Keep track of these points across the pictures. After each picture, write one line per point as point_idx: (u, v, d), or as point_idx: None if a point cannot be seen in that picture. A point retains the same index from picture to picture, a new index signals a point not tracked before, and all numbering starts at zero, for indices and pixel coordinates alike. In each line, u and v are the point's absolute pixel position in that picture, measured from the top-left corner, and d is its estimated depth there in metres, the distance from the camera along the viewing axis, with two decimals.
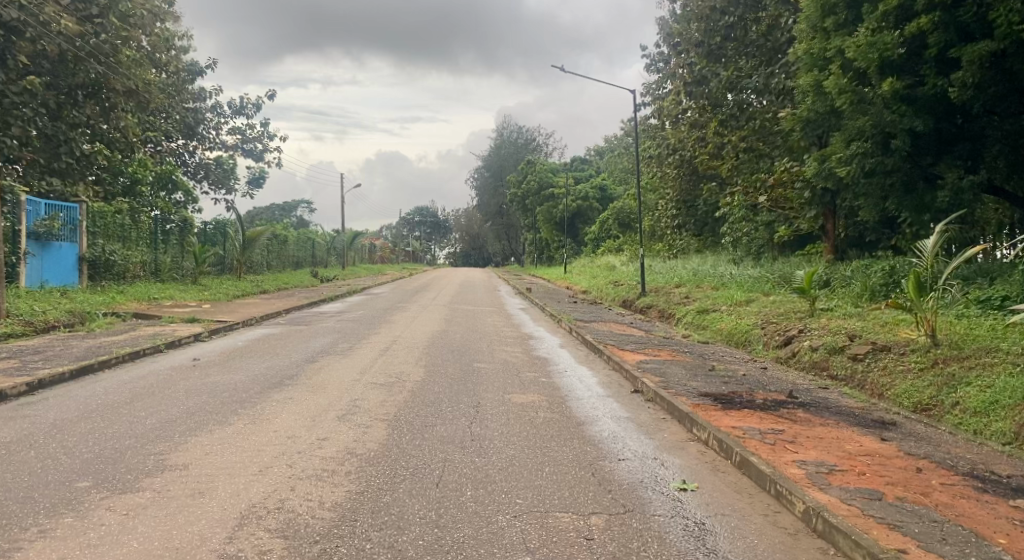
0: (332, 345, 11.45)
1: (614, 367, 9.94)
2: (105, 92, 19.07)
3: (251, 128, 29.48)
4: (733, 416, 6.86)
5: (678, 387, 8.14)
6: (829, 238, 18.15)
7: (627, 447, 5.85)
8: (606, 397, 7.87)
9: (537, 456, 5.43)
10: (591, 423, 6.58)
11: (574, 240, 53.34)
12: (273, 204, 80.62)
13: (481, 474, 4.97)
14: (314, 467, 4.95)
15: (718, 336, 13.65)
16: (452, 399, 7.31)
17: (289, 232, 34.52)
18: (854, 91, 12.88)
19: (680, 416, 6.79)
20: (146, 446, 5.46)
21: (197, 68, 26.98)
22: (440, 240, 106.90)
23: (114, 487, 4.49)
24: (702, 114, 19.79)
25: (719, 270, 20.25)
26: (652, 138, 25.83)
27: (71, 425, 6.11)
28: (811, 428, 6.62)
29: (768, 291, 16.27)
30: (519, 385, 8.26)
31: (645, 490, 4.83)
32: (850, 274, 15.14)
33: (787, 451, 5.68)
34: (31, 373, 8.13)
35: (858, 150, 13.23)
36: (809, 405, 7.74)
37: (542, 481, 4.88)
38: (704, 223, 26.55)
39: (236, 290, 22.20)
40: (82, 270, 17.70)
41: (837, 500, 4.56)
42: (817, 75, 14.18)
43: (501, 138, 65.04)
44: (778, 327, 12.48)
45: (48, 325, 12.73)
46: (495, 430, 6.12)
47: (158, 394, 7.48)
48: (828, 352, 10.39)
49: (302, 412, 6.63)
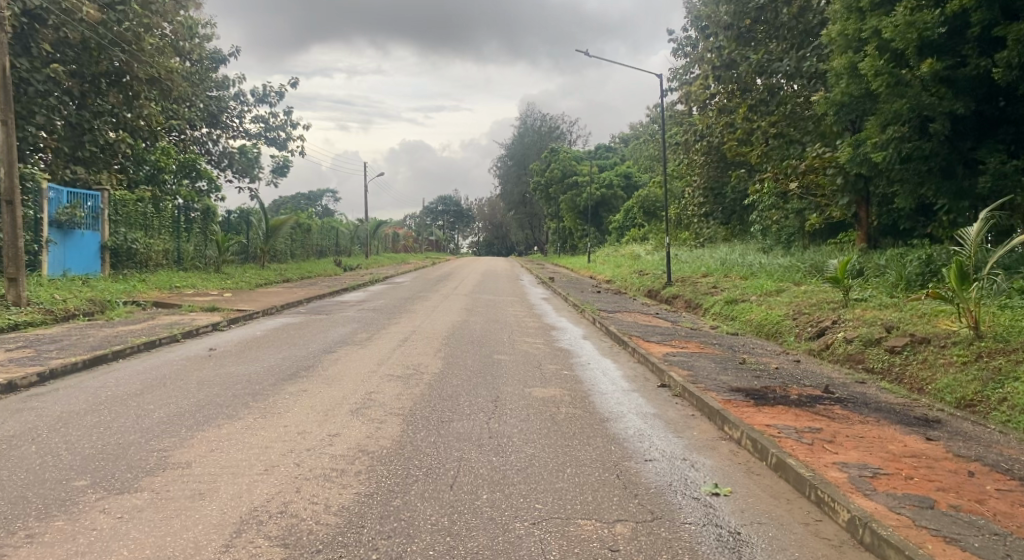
0: (351, 335, 11.23)
1: (639, 359, 9.59)
2: (128, 80, 18.89)
3: (274, 116, 29.41)
4: (766, 413, 6.49)
5: (707, 381, 7.78)
6: (863, 226, 17.63)
7: (654, 447, 5.51)
8: (631, 392, 7.54)
9: (558, 456, 5.12)
10: (615, 421, 6.24)
11: (598, 228, 52.89)
12: (297, 194, 81.19)
13: (499, 475, 4.68)
14: (321, 467, 4.68)
15: (748, 327, 13.24)
16: (471, 392, 7.05)
17: (313, 221, 34.50)
18: (891, 74, 12.14)
19: (710, 413, 6.45)
20: (150, 442, 5.23)
21: (221, 57, 27.00)
22: (464, 229, 107.00)
23: (111, 487, 4.26)
24: (731, 99, 19.20)
25: (748, 259, 19.76)
26: (678, 124, 25.33)
27: (76, 419, 5.90)
28: (850, 426, 6.23)
29: (800, 281, 15.77)
30: (540, 379, 7.95)
31: (674, 494, 4.50)
32: (885, 264, 14.62)
33: (826, 453, 5.29)
34: (43, 363, 7.97)
35: (895, 134, 12.63)
36: (847, 401, 7.35)
37: (563, 483, 4.57)
38: (732, 212, 26.03)
39: (259, 279, 22.14)
40: (104, 259, 17.64)
41: (884, 508, 4.19)
42: (851, 57, 13.60)
43: (525, 125, 64.56)
44: (811, 318, 12.04)
45: (68, 313, 12.66)
46: (515, 427, 5.82)
47: (170, 385, 7.28)
48: (862, 345, 9.98)
49: (315, 406, 6.38)
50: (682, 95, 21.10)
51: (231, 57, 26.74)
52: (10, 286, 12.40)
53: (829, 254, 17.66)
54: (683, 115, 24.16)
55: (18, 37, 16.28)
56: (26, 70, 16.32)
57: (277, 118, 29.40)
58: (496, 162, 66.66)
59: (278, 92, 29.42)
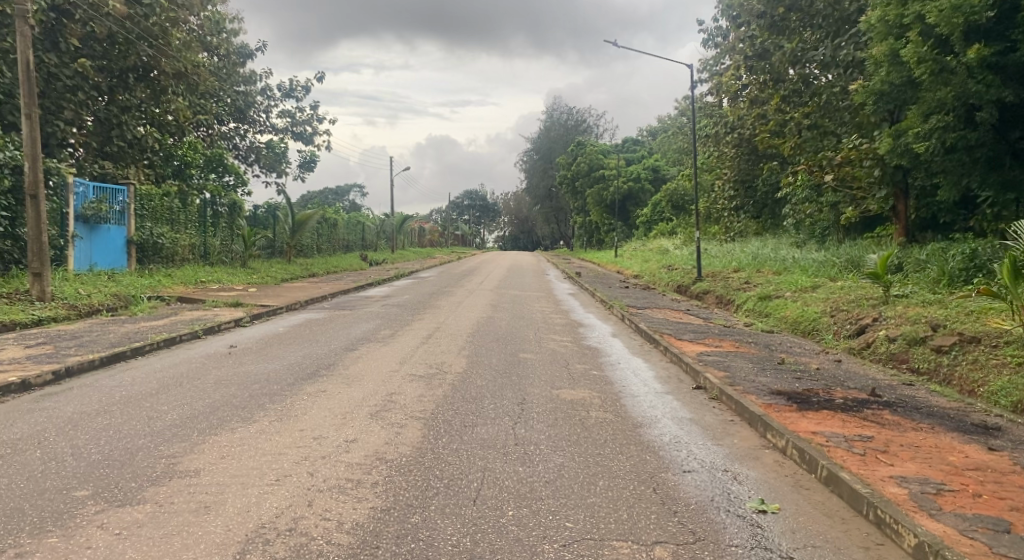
0: (374, 332, 10.94)
1: (672, 359, 9.18)
2: (155, 74, 18.84)
3: (301, 111, 29.29)
4: (811, 419, 6.07)
5: (746, 384, 7.36)
6: (901, 220, 16.66)
7: (692, 456, 5.13)
8: (665, 394, 7.16)
9: (589, 466, 4.77)
10: (649, 426, 5.87)
11: (625, 223, 52.35)
12: (326, 188, 81.95)
13: (526, 488, 4.33)
14: (337, 477, 4.38)
15: (783, 323, 12.77)
16: (496, 395, 6.70)
17: (339, 215, 34.44)
18: (935, 60, 11.53)
19: (751, 418, 6.05)
20: (159, 447, 4.97)
21: (247, 51, 26.88)
22: (490, 224, 106.93)
23: (113, 499, 3.98)
24: (763, 90, 18.58)
25: (782, 254, 19.16)
26: (709, 115, 24.78)
27: (87, 420, 5.69)
28: (903, 434, 5.80)
29: (836, 276, 15.20)
30: (568, 379, 7.60)
31: (717, 511, 4.15)
32: (926, 258, 14.02)
33: (881, 465, 4.87)
34: (60, 360, 7.80)
35: (939, 123, 12.02)
36: (895, 406, 6.89)
37: (595, 498, 4.23)
38: (764, 206, 25.29)
39: (285, 273, 22.04)
40: (130, 254, 17.57)
41: (952, 531, 3.80)
42: (892, 43, 12.97)
43: (551, 119, 64.10)
44: (850, 315, 11.53)
45: (91, 308, 12.57)
46: (543, 433, 5.48)
47: (187, 385, 7.06)
48: (906, 344, 9.47)
49: (333, 409, 6.09)
50: (713, 86, 20.47)
51: (258, 52, 26.58)
52: (34, 280, 12.34)
53: (866, 249, 17.05)
54: (714, 106, 23.61)
55: (47, 32, 16.26)
56: (54, 65, 16.30)
57: (303, 112, 29.28)
58: (522, 156, 66.23)
59: (304, 87, 29.29)
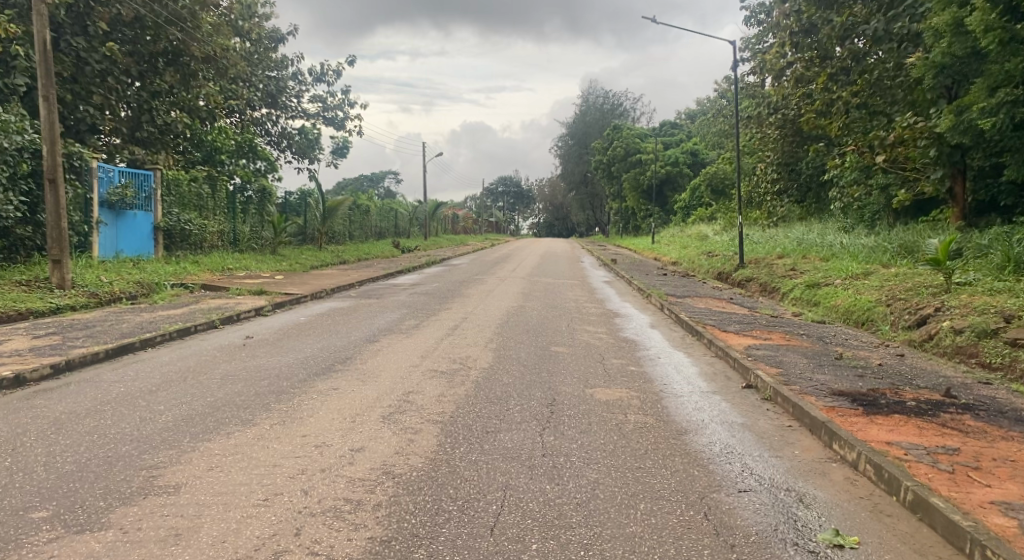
0: (398, 323, 10.32)
1: (717, 353, 8.41)
2: (185, 60, 18.38)
3: (332, 96, 28.82)
4: (882, 426, 5.28)
5: (802, 382, 6.60)
6: (959, 202, 15.52)
7: (748, 472, 4.41)
8: (711, 394, 6.44)
9: (629, 485, 4.08)
10: (696, 434, 5.15)
11: (663, 208, 51.11)
12: (362, 176, 81.90)
13: (554, 513, 3.68)
14: (334, 497, 3.78)
15: (834, 314, 11.88)
16: (523, 394, 6.06)
17: (372, 202, 33.88)
18: (1004, 29, 10.41)
19: (812, 425, 5.31)
20: (143, 456, 4.42)
21: (278, 35, 26.45)
22: (525, 210, 105.97)
23: (71, 523, 3.44)
24: (811, 68, 17.00)
25: (829, 239, 18.11)
26: (752, 95, 23.70)
27: (73, 422, 5.19)
28: (992, 445, 4.99)
29: (890, 263, 14.19)
30: (604, 377, 6.89)
31: (784, 546, 3.46)
32: (988, 243, 12.94)
33: (976, 486, 4.10)
34: (63, 352, 7.35)
35: (1007, 98, 10.98)
36: (976, 409, 6.06)
37: (635, 529, 3.55)
38: (809, 189, 24.15)
39: (315, 260, 21.64)
40: (157, 240, 17.21)
41: None
42: (957, 10, 11.80)
43: (587, 103, 62.97)
44: (909, 304, 10.61)
45: (112, 296, 12.19)
46: (574, 442, 4.81)
47: (188, 381, 6.52)
48: (975, 337, 8.53)
49: (343, 410, 5.51)
50: (756, 65, 19.32)
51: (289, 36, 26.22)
52: (55, 268, 11.96)
53: (920, 232, 15.96)
54: (756, 86, 22.59)
55: (75, 16, 15.89)
56: (83, 49, 15.86)
57: (334, 97, 28.78)
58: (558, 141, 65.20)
59: (335, 72, 28.81)
